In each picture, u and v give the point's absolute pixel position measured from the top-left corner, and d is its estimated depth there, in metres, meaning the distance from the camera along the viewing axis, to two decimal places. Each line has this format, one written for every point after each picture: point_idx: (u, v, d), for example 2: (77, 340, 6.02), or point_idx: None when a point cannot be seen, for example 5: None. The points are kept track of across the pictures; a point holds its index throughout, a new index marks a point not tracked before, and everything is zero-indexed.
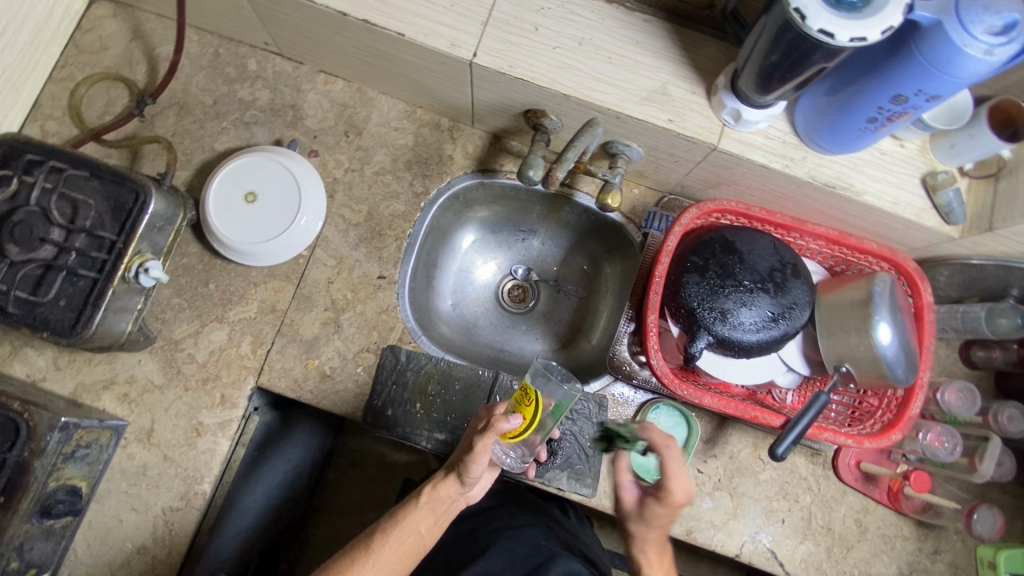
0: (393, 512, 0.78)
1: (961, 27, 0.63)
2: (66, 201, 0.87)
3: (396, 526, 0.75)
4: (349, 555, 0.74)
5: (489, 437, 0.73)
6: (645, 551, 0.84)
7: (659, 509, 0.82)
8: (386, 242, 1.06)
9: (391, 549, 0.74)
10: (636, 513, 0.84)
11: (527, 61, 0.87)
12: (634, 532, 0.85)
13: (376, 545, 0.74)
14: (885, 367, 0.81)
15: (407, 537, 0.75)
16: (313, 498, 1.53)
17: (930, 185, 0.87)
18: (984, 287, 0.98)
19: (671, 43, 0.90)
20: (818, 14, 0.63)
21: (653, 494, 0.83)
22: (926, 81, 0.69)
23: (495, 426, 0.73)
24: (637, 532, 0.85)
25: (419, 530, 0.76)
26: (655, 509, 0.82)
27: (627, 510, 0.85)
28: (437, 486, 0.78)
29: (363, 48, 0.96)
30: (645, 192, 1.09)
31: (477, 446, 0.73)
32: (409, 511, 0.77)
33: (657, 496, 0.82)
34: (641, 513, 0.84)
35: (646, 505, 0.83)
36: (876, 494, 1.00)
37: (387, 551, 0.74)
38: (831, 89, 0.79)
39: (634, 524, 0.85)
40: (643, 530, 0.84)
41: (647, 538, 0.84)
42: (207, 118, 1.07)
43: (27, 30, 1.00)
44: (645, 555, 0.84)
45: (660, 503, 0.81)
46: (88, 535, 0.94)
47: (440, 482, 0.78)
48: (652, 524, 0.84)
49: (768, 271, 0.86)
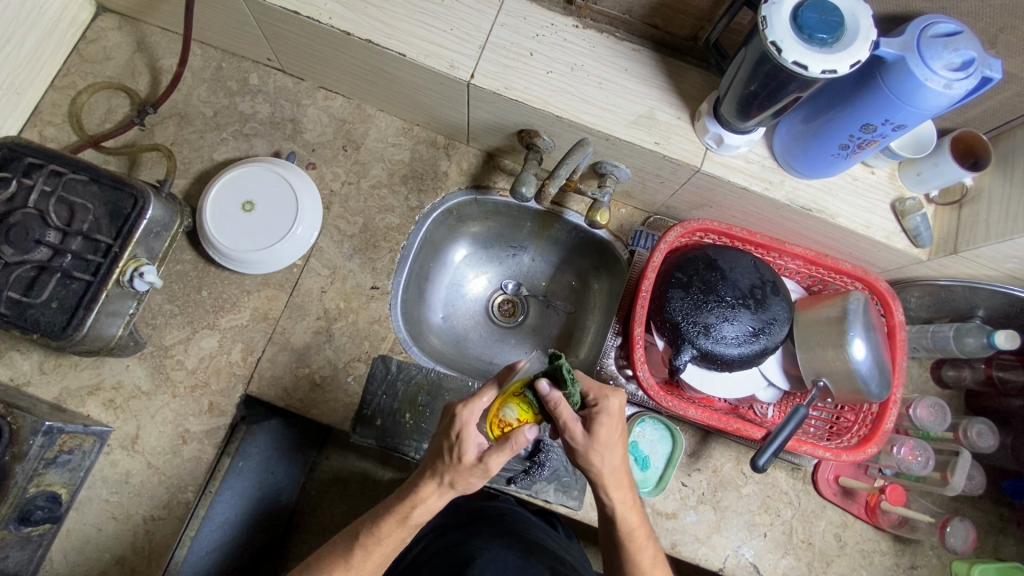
0: (370, 526, 0.75)
1: (922, 63, 0.69)
2: (65, 205, 0.88)
3: (377, 542, 0.74)
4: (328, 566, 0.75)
5: (504, 457, 0.70)
6: (616, 488, 0.76)
7: (609, 428, 0.75)
8: (379, 254, 1.08)
9: (375, 559, 0.75)
10: (597, 449, 0.74)
11: (522, 84, 0.92)
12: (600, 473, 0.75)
13: (358, 561, 0.74)
14: (860, 381, 0.85)
15: (389, 549, 0.75)
16: (294, 514, 1.50)
17: (899, 210, 0.92)
18: (952, 308, 1.03)
19: (658, 72, 0.95)
20: (793, 47, 0.68)
21: (595, 416, 0.75)
22: (892, 111, 0.74)
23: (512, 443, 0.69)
24: (603, 470, 0.75)
25: (402, 540, 0.76)
26: (603, 430, 0.74)
27: (583, 450, 0.74)
28: (422, 496, 0.74)
29: (363, 66, 1.00)
30: (632, 212, 1.13)
31: (491, 464, 0.70)
32: (388, 527, 0.74)
33: (600, 418, 0.74)
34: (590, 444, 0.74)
35: (599, 434, 0.74)
36: (854, 509, 1.03)
37: (370, 564, 0.74)
38: (806, 118, 0.85)
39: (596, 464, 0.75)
40: (609, 464, 0.75)
41: (615, 473, 0.76)
42: (207, 129, 1.10)
43: (32, 38, 1.02)
44: (619, 495, 0.76)
45: (607, 421, 0.74)
46: (64, 544, 0.92)
47: (425, 498, 0.74)
48: (609, 451, 0.75)
49: (749, 288, 0.90)
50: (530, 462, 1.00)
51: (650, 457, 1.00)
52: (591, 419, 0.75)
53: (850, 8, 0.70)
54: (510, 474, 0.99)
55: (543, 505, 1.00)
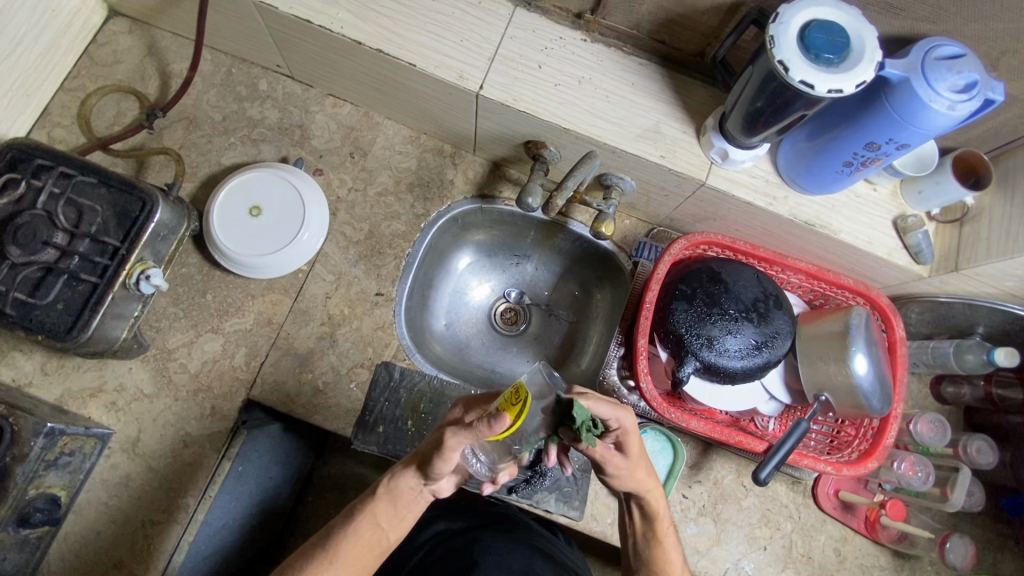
0: (351, 507, 0.77)
1: (926, 84, 0.70)
2: (73, 207, 0.88)
3: (354, 521, 0.75)
4: (307, 554, 0.73)
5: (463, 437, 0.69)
6: (655, 496, 0.79)
7: (637, 443, 0.76)
8: (385, 260, 1.08)
9: (351, 547, 0.73)
10: (637, 464, 0.76)
11: (530, 95, 0.93)
12: (642, 489, 0.78)
13: (334, 544, 0.73)
14: (861, 396, 0.86)
15: (366, 532, 0.75)
16: (290, 519, 1.50)
17: (900, 227, 0.93)
18: (952, 325, 1.04)
19: (664, 86, 0.96)
20: (799, 66, 0.69)
21: (624, 440, 0.74)
22: (896, 130, 0.75)
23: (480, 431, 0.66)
24: (644, 484, 0.78)
25: (378, 523, 0.76)
26: (635, 449, 0.75)
27: (626, 469, 0.76)
28: (397, 477, 0.77)
29: (372, 75, 1.01)
30: (636, 223, 1.14)
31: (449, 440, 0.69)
32: (366, 504, 0.76)
33: (627, 439, 0.74)
34: (628, 463, 0.76)
35: (634, 452, 0.76)
36: (854, 523, 1.03)
37: (347, 549, 0.73)
38: (810, 135, 0.86)
39: (635, 482, 0.77)
40: (647, 478, 0.78)
41: (653, 480, 0.79)
42: (215, 133, 1.10)
43: (44, 41, 1.03)
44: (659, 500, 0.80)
45: (638, 440, 0.75)
46: (62, 548, 0.92)
47: (399, 475, 0.77)
48: (645, 465, 0.77)
49: (752, 301, 0.90)
50: (531, 471, 0.99)
51: (651, 468, 1.00)
52: (621, 443, 0.75)
53: (855, 29, 0.71)
54: (512, 483, 0.99)
55: (544, 514, 1.00)
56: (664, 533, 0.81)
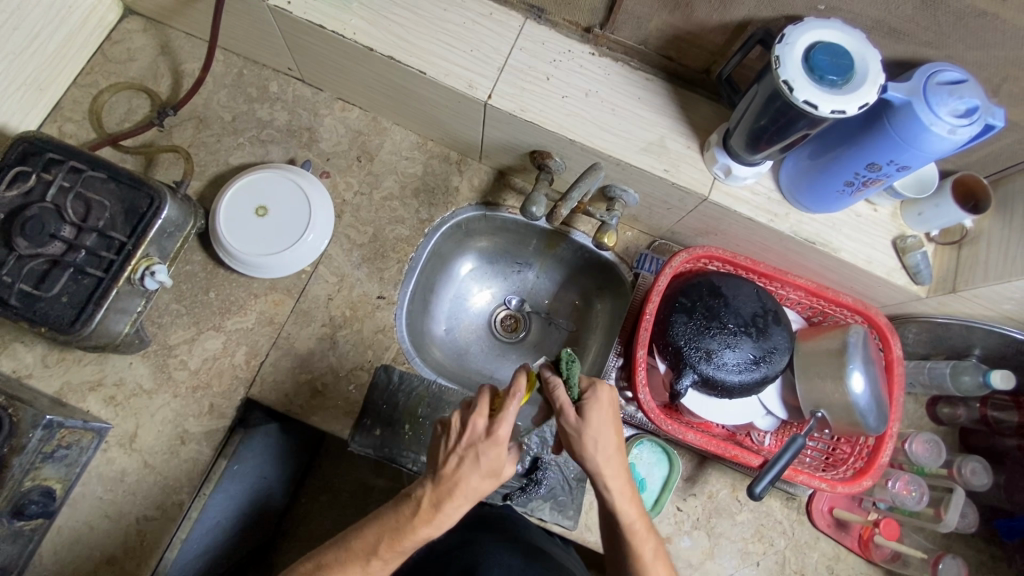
0: (390, 537, 0.72)
1: (927, 108, 0.71)
2: (81, 201, 0.89)
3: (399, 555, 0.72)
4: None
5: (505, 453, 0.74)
6: (615, 478, 0.76)
7: (597, 415, 0.76)
8: (388, 264, 1.09)
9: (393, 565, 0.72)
10: (591, 434, 0.75)
11: (538, 106, 0.94)
12: (595, 464, 0.75)
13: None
14: (857, 414, 0.86)
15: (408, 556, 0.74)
16: (282, 521, 1.49)
17: (899, 247, 0.94)
18: (949, 346, 1.05)
19: (669, 101, 0.97)
20: (804, 86, 0.70)
21: (586, 403, 0.76)
22: (897, 152, 0.76)
23: (514, 393, 0.74)
24: (597, 459, 0.75)
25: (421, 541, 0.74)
26: (593, 417, 0.76)
27: (576, 434, 0.75)
28: (445, 508, 0.72)
29: (382, 81, 1.02)
30: (638, 235, 1.15)
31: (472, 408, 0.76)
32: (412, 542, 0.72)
33: (589, 405, 0.76)
34: (580, 432, 0.75)
35: (590, 418, 0.76)
36: (847, 541, 1.03)
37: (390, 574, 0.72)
38: (812, 154, 0.87)
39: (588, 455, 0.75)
40: (602, 454, 0.75)
41: (611, 462, 0.76)
42: (224, 133, 1.11)
43: (59, 36, 1.04)
44: (618, 486, 0.76)
45: (600, 407, 0.76)
46: (54, 541, 0.91)
47: (450, 507, 0.72)
48: (602, 440, 0.75)
49: (751, 316, 0.91)
50: (527, 479, 1.01)
51: (646, 480, 1.01)
52: (581, 407, 0.76)
53: (860, 52, 0.72)
54: (507, 490, 1.00)
55: (539, 523, 1.00)
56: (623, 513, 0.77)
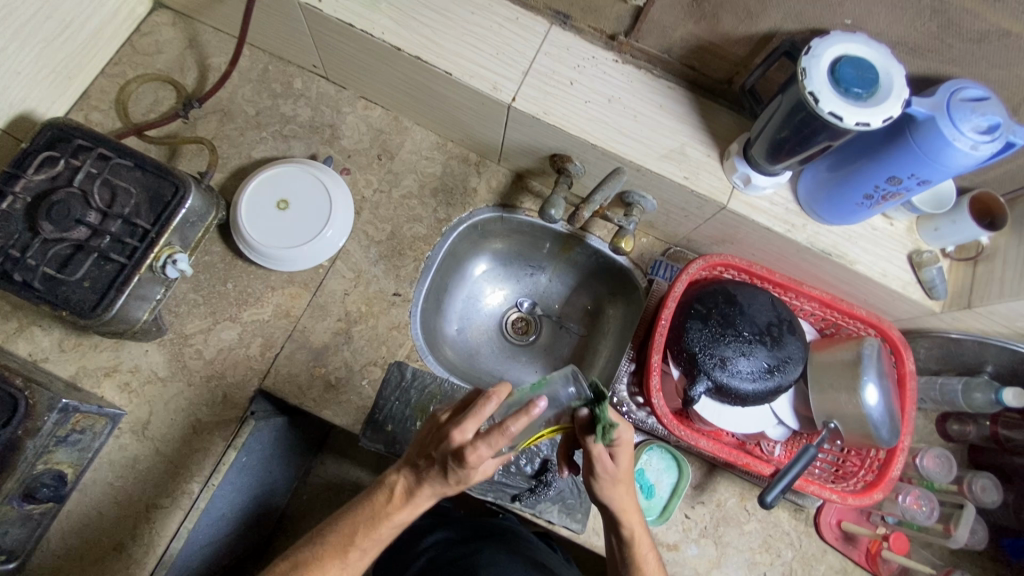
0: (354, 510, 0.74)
1: (950, 123, 0.72)
2: (107, 187, 0.90)
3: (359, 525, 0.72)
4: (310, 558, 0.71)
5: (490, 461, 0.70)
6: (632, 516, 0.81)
7: (625, 459, 0.78)
8: (404, 262, 1.10)
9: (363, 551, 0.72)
10: (620, 477, 0.78)
11: (561, 110, 0.95)
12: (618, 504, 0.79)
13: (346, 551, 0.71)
14: (871, 426, 0.87)
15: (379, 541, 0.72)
16: (283, 517, 1.48)
17: (916, 262, 0.95)
18: (961, 362, 1.06)
19: (691, 110, 0.99)
20: (829, 98, 0.72)
21: (617, 449, 0.77)
22: (917, 166, 0.78)
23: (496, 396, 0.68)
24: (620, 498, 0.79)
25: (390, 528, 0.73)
26: (623, 463, 0.78)
27: (608, 478, 0.78)
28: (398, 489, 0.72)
29: (406, 80, 1.03)
30: (653, 241, 1.16)
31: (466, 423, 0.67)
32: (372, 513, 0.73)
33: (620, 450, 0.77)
34: (611, 471, 0.77)
35: (620, 463, 0.78)
36: (855, 554, 1.03)
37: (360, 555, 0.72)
38: (832, 166, 0.88)
39: (611, 494, 0.79)
40: (624, 496, 0.80)
41: (630, 502, 0.81)
42: (248, 127, 1.13)
43: (90, 26, 1.06)
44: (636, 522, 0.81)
45: (628, 451, 0.77)
46: (64, 524, 0.91)
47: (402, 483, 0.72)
48: (627, 481, 0.79)
49: (766, 325, 0.92)
50: (536, 481, 1.00)
51: (655, 486, 1.01)
52: (613, 453, 0.77)
53: (885, 66, 0.73)
54: (516, 491, 0.99)
55: (546, 525, 0.99)
56: (638, 547, 0.81)
